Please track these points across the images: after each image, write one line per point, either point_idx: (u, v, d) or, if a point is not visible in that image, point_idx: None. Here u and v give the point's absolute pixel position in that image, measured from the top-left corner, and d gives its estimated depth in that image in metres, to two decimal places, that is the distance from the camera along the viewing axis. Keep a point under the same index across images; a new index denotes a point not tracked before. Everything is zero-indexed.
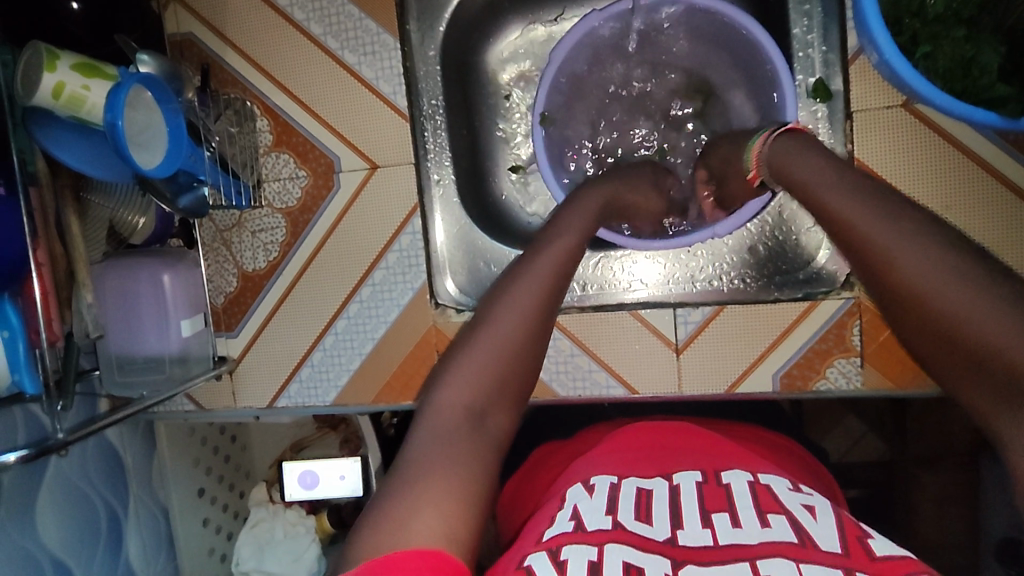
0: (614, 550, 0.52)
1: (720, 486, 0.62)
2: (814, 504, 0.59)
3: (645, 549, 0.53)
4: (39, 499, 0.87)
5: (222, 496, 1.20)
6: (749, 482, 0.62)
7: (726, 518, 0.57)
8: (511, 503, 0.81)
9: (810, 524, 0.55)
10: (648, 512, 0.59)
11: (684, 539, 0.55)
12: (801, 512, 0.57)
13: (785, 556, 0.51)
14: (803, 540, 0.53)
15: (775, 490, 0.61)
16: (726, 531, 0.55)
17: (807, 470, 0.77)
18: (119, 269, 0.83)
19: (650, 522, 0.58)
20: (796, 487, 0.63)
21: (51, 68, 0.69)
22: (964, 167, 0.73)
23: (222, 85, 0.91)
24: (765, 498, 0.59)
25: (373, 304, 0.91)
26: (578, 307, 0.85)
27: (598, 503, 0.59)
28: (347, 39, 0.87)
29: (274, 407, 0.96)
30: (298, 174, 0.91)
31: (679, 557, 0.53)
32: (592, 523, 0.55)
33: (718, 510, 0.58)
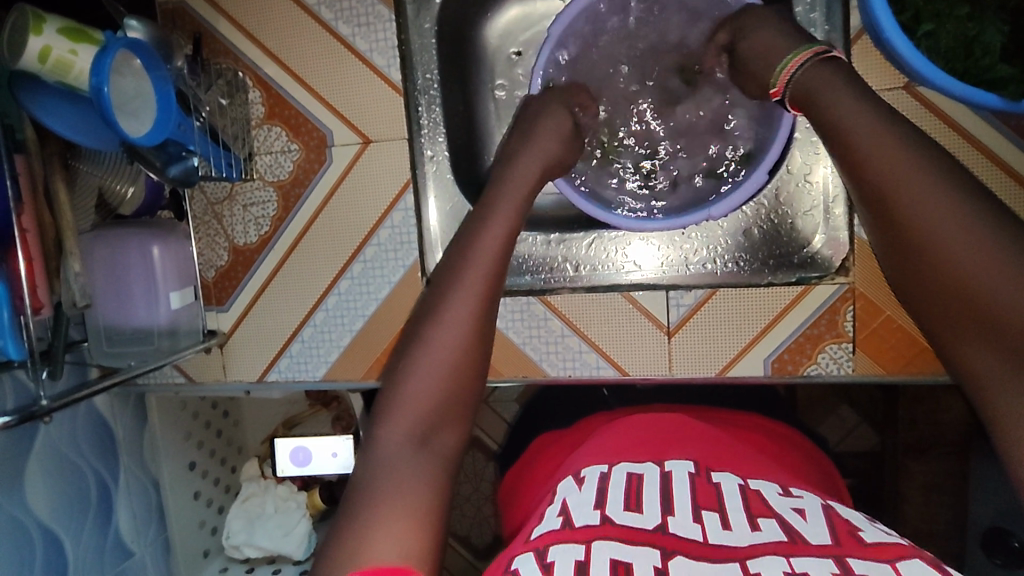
0: (601, 548, 0.51)
1: (710, 484, 0.61)
2: (803, 507, 0.59)
3: (630, 542, 0.53)
4: (29, 467, 0.88)
5: (214, 470, 1.20)
6: (740, 484, 0.62)
7: (716, 518, 0.56)
8: (512, 491, 0.82)
9: (800, 524, 0.55)
10: (638, 500, 0.59)
11: (674, 527, 0.55)
12: (791, 515, 0.57)
13: (777, 552, 0.51)
14: (793, 538, 0.53)
15: (765, 495, 0.61)
16: (716, 531, 0.55)
17: (802, 457, 0.76)
18: (109, 240, 0.82)
19: (639, 509, 0.57)
20: (786, 491, 0.62)
21: (37, 31, 0.68)
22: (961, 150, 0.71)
23: (214, 55, 0.89)
24: (755, 502, 0.59)
25: (364, 280, 0.90)
26: (569, 287, 0.84)
27: (587, 496, 0.59)
28: (342, 10, 0.86)
29: (264, 381, 0.96)
30: (290, 147, 0.90)
31: (669, 546, 0.52)
32: (580, 520, 0.55)
33: (708, 509, 0.58)
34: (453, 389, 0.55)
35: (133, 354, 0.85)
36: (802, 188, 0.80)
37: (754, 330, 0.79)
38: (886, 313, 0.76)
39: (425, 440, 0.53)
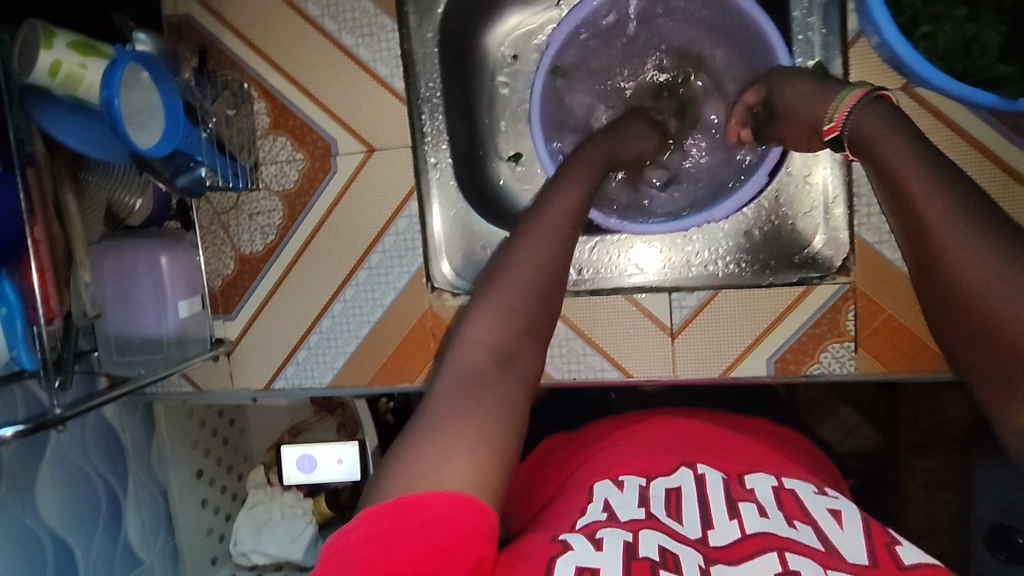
0: (648, 536, 0.52)
1: (746, 490, 0.61)
2: (839, 508, 0.59)
3: (678, 541, 0.53)
4: (40, 477, 0.89)
5: (220, 478, 1.21)
6: (774, 487, 0.61)
7: (753, 507, 0.57)
8: (520, 500, 0.79)
9: (834, 534, 0.54)
10: (678, 511, 0.58)
11: (716, 540, 0.54)
12: (827, 522, 0.56)
13: (813, 559, 0.50)
14: (829, 550, 0.52)
15: (800, 497, 0.60)
16: (753, 520, 0.55)
17: (808, 460, 0.77)
18: (117, 251, 0.83)
19: (680, 519, 0.57)
20: (821, 491, 0.63)
21: (47, 46, 0.69)
22: (965, 154, 0.72)
23: (219, 67, 0.90)
24: (791, 505, 0.58)
25: (370, 287, 0.92)
26: (574, 291, 0.85)
27: (629, 497, 0.59)
28: (345, 21, 0.87)
29: (271, 388, 0.97)
30: (295, 157, 0.91)
31: (711, 555, 0.52)
32: (624, 514, 0.56)
33: (745, 501, 0.59)
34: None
35: (142, 363, 0.87)
36: (803, 189, 0.81)
37: (756, 329, 0.80)
38: (888, 312, 0.76)
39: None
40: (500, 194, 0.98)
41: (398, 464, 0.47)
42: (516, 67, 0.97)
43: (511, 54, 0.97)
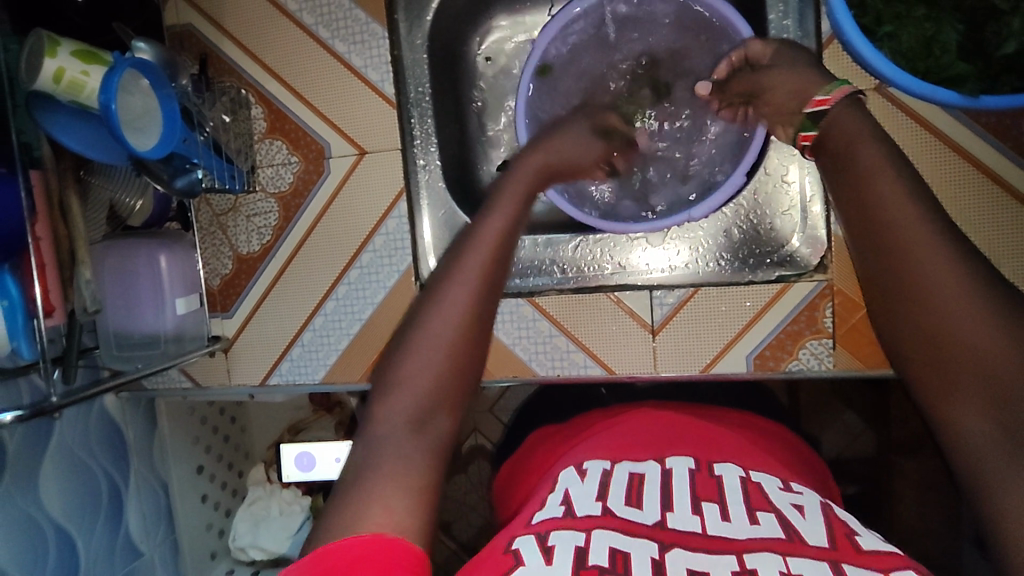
0: (601, 537, 0.54)
1: (712, 477, 0.64)
2: (802, 504, 0.60)
3: (632, 535, 0.55)
4: (43, 467, 0.92)
5: (221, 474, 1.24)
6: (742, 477, 0.64)
7: (716, 509, 0.59)
8: (507, 479, 0.84)
9: (797, 520, 0.57)
10: (638, 496, 0.60)
11: (674, 522, 0.57)
12: (790, 512, 0.58)
13: (773, 551, 0.52)
14: (791, 536, 0.54)
15: (766, 488, 0.62)
16: (715, 522, 0.57)
17: (794, 455, 0.77)
18: (119, 251, 0.87)
19: (639, 505, 0.59)
20: (787, 487, 0.64)
21: (51, 54, 0.73)
22: (935, 149, 0.74)
23: (219, 74, 0.94)
24: (755, 497, 0.61)
25: (361, 285, 0.94)
26: (557, 289, 0.87)
27: (589, 488, 0.61)
28: (338, 29, 0.90)
29: (266, 385, 0.99)
30: (290, 160, 0.94)
31: (665, 540, 0.54)
32: (581, 509, 0.58)
33: (708, 501, 0.60)
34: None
35: (140, 358, 0.90)
36: (780, 189, 0.82)
37: (736, 327, 0.81)
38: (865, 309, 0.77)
39: (417, 426, 0.53)
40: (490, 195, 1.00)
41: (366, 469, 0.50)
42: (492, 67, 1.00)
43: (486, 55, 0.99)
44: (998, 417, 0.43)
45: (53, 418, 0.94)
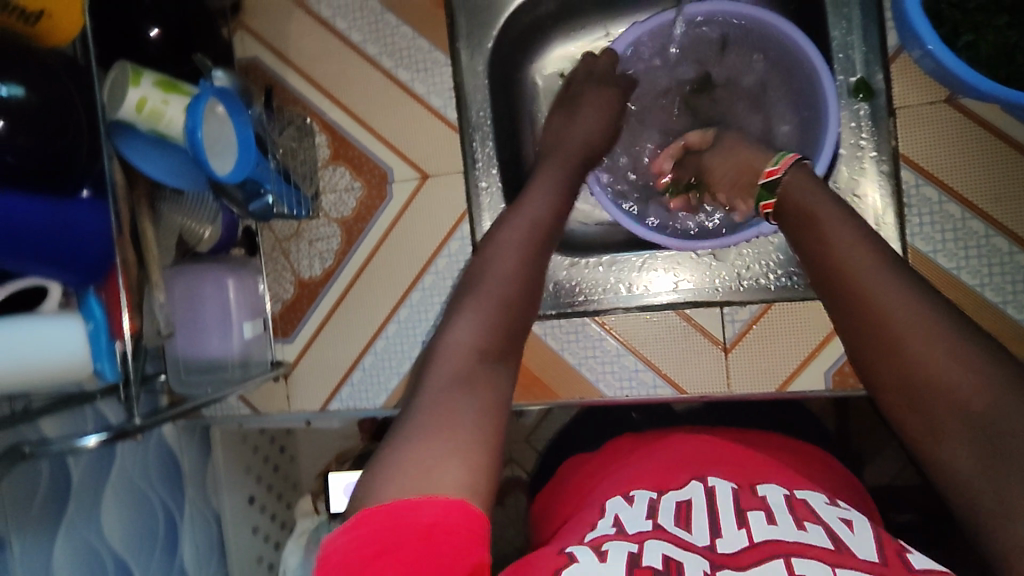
0: (654, 546, 0.50)
1: (756, 496, 0.58)
2: (851, 517, 0.55)
3: (687, 549, 0.51)
4: (105, 497, 0.92)
5: (271, 505, 1.23)
6: (785, 495, 0.58)
7: (762, 517, 0.54)
8: (544, 511, 0.78)
9: (846, 534, 0.51)
10: (687, 520, 0.55)
11: (722, 547, 0.52)
12: (838, 525, 0.53)
13: (821, 559, 0.47)
14: (840, 547, 0.49)
15: (811, 504, 0.57)
16: (762, 530, 0.52)
17: (850, 490, 0.69)
18: (187, 275, 0.88)
19: (689, 529, 0.54)
20: (833, 502, 0.59)
21: (135, 84, 0.76)
22: (1008, 159, 0.72)
23: (284, 103, 0.96)
24: (801, 510, 0.55)
25: (423, 307, 0.94)
26: (623, 307, 0.86)
27: (638, 511, 0.58)
28: (402, 58, 0.93)
29: (327, 411, 0.99)
30: (353, 185, 0.95)
31: (716, 560, 0.50)
32: (633, 526, 0.54)
33: (752, 510, 0.55)
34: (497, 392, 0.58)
35: (208, 383, 0.91)
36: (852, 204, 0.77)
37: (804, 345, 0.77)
38: None
39: None
40: None
41: (414, 442, 0.49)
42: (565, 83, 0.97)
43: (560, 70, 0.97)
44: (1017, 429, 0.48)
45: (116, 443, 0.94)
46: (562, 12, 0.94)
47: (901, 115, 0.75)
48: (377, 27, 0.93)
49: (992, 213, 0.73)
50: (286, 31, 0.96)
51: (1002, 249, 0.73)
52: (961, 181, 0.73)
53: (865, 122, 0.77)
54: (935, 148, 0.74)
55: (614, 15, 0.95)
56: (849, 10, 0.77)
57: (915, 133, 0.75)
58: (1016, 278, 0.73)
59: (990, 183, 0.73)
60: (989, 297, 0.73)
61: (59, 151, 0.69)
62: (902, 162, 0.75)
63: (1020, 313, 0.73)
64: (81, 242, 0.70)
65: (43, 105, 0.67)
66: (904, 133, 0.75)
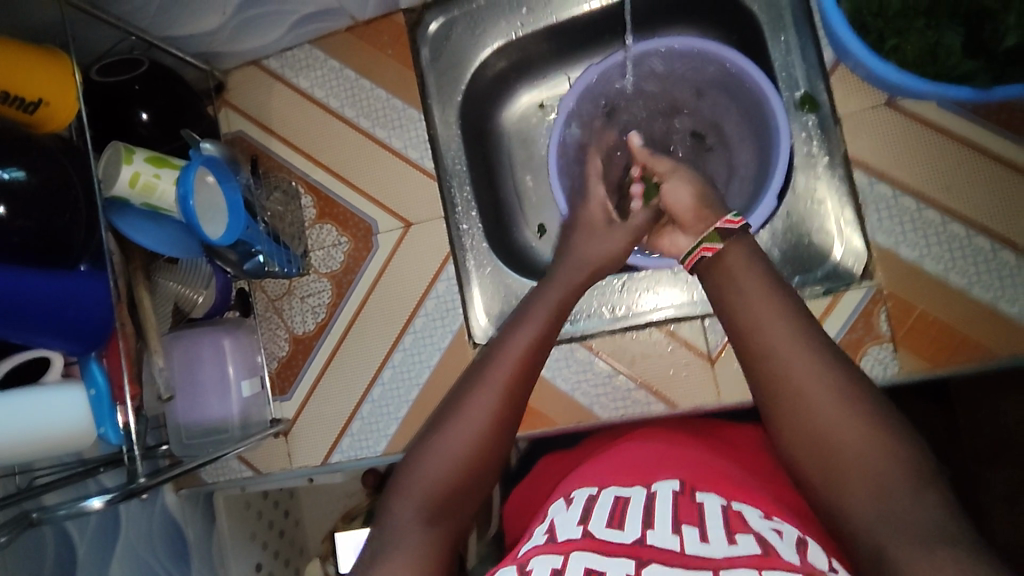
0: (578, 557, 0.52)
1: (693, 502, 0.60)
2: (784, 529, 0.57)
3: (608, 553, 0.52)
4: (110, 571, 0.91)
5: (279, 571, 1.21)
6: (722, 505, 0.60)
7: (695, 531, 0.55)
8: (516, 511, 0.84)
9: (776, 540, 0.54)
10: (620, 517, 0.57)
11: (652, 539, 0.54)
12: (770, 533, 0.56)
13: (750, 564, 0.50)
14: (767, 550, 0.52)
15: (746, 515, 0.59)
16: (694, 544, 0.54)
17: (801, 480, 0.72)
18: (187, 339, 0.92)
19: (621, 525, 0.56)
20: (768, 514, 0.60)
21: (128, 161, 0.82)
22: (954, 151, 0.76)
23: (270, 170, 1.02)
24: (733, 518, 0.58)
25: (416, 350, 0.96)
26: (609, 329, 0.89)
27: (573, 513, 0.59)
28: (378, 117, 0.98)
29: (329, 463, 0.99)
30: (340, 240, 0.99)
31: (643, 556, 0.52)
32: (563, 534, 0.56)
33: (688, 524, 0.56)
34: (491, 440, 0.66)
35: (208, 445, 0.91)
36: (812, 208, 0.83)
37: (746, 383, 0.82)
38: (919, 309, 0.77)
39: None
40: (521, 247, 1.02)
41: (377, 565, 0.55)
42: (547, 113, 1.04)
43: (539, 100, 1.04)
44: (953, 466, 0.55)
45: (119, 510, 0.93)
46: (524, 62, 1.01)
47: (847, 121, 0.80)
48: (353, 92, 0.99)
49: (945, 201, 0.76)
50: (267, 103, 1.02)
51: (961, 235, 0.76)
52: (912, 176, 0.78)
53: (814, 132, 0.83)
54: (883, 149, 0.79)
55: (575, 60, 1.01)
56: (785, 35, 0.83)
57: (862, 136, 0.80)
58: (977, 260, 0.76)
59: (939, 174, 0.77)
60: (954, 280, 0.76)
61: (59, 229, 0.72)
62: (854, 164, 0.80)
63: (988, 294, 0.75)
64: (87, 309, 0.73)
65: (42, 185, 0.71)
66: (852, 138, 0.80)
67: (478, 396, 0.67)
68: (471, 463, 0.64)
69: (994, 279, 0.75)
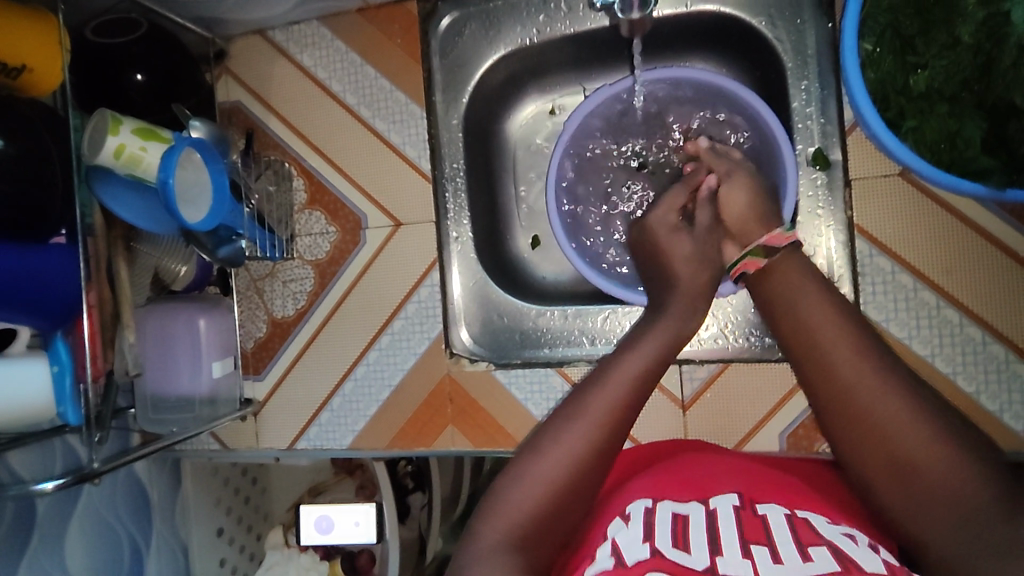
0: None
1: (756, 516, 0.61)
2: (855, 534, 0.59)
3: None
4: (70, 529, 0.93)
5: (240, 537, 1.24)
6: (786, 514, 0.62)
7: (766, 552, 0.54)
8: None
9: (854, 552, 0.54)
10: (684, 539, 0.56)
11: (724, 566, 0.52)
12: (842, 543, 0.56)
13: None
14: (848, 566, 0.50)
15: (814, 522, 0.61)
16: (766, 566, 0.51)
17: None
18: (160, 314, 0.90)
19: (687, 549, 0.54)
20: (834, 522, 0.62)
21: (114, 131, 0.78)
22: (963, 234, 0.74)
23: (264, 148, 0.99)
24: (804, 532, 0.58)
25: (392, 352, 0.96)
26: (586, 360, 0.91)
27: (635, 533, 0.58)
28: (379, 109, 0.95)
29: (294, 448, 1.00)
30: (328, 230, 0.97)
31: None
32: (631, 557, 0.53)
33: (756, 543, 0.56)
34: (575, 477, 0.64)
35: (174, 421, 0.92)
36: None
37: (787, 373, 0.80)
38: None
39: None
40: (513, 258, 1.01)
41: None
42: (555, 122, 1.01)
43: (550, 108, 1.01)
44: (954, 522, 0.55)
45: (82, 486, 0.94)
46: (538, 67, 0.97)
47: (857, 186, 0.77)
48: (357, 78, 0.95)
49: (943, 284, 0.74)
50: (269, 75, 0.98)
51: (953, 320, 0.74)
52: (914, 254, 0.75)
53: (822, 191, 0.80)
54: (890, 220, 0.76)
55: (589, 72, 0.98)
56: (807, 83, 0.80)
57: (871, 204, 0.77)
58: (966, 350, 0.74)
59: (943, 255, 0.74)
60: (940, 366, 0.74)
61: (33, 201, 0.70)
62: (856, 232, 0.77)
63: (971, 385, 0.74)
64: (55, 287, 0.71)
65: (18, 157, 0.69)
66: (860, 205, 0.77)
67: (567, 435, 0.65)
68: (537, 512, 0.62)
69: (980, 370, 0.74)
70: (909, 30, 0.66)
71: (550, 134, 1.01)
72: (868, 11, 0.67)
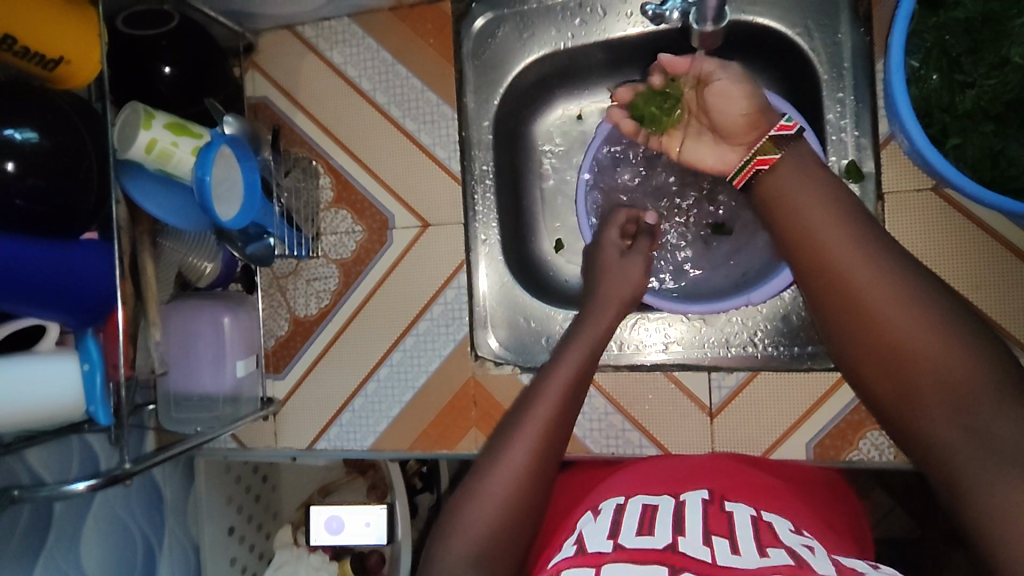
0: (613, 569, 0.50)
1: (723, 511, 0.61)
2: (813, 545, 0.56)
3: (642, 562, 0.50)
4: (85, 529, 0.91)
5: (250, 535, 1.23)
6: (752, 515, 0.61)
7: (726, 543, 0.54)
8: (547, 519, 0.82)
9: (808, 555, 0.53)
10: (650, 526, 0.57)
11: (683, 547, 0.52)
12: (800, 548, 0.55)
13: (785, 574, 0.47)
14: (800, 562, 0.50)
15: (777, 527, 0.59)
16: (724, 554, 0.52)
17: (843, 520, 0.73)
18: (184, 312, 0.89)
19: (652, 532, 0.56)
20: (797, 529, 0.60)
21: (146, 125, 0.77)
22: (993, 252, 0.75)
23: (291, 144, 0.98)
24: (764, 532, 0.57)
25: (415, 354, 0.95)
26: (614, 366, 0.89)
27: (602, 527, 0.59)
28: (410, 108, 0.94)
29: (314, 449, 0.99)
30: (354, 229, 0.97)
31: (677, 565, 0.50)
32: (593, 546, 0.54)
33: (718, 535, 0.56)
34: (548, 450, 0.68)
35: (197, 421, 0.90)
36: None
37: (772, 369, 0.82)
38: None
39: None
40: (535, 261, 1.02)
41: None
42: (583, 128, 1.02)
43: (578, 112, 1.02)
44: (960, 419, 0.50)
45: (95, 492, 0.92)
46: (568, 70, 0.98)
47: (890, 199, 0.78)
48: (388, 77, 0.95)
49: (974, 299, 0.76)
50: (297, 69, 0.97)
51: None
52: (945, 268, 0.77)
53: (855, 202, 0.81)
54: (921, 236, 0.77)
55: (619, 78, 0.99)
56: (843, 95, 0.82)
57: (904, 219, 0.78)
58: None
59: (974, 270, 0.76)
60: None
61: (69, 197, 0.69)
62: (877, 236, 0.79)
63: None
64: (86, 283, 0.70)
65: (55, 150, 0.67)
66: (893, 220, 0.78)
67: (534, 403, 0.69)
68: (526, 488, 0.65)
69: None
70: (956, 49, 0.69)
71: (575, 140, 1.03)
72: (916, 27, 0.71)
